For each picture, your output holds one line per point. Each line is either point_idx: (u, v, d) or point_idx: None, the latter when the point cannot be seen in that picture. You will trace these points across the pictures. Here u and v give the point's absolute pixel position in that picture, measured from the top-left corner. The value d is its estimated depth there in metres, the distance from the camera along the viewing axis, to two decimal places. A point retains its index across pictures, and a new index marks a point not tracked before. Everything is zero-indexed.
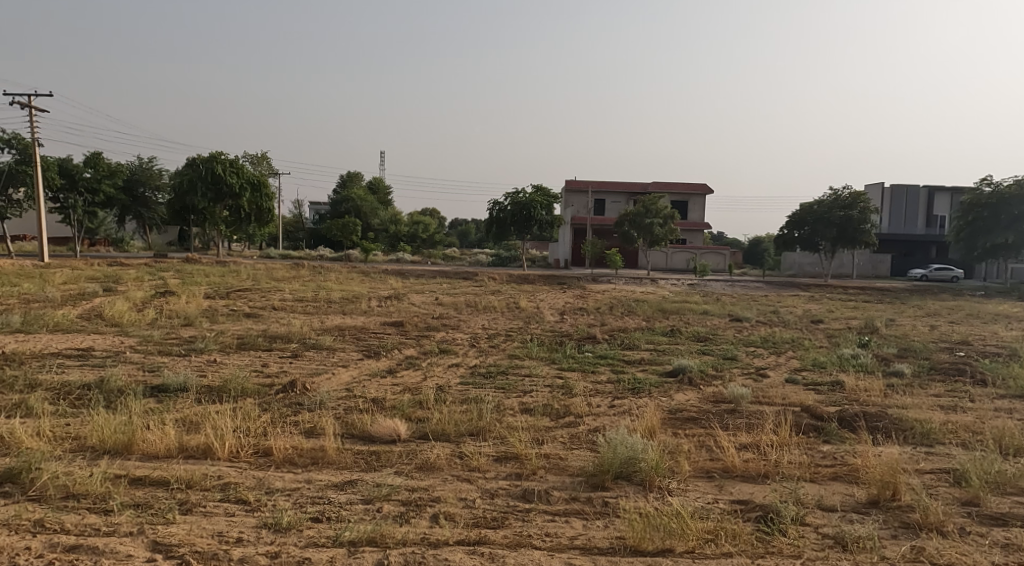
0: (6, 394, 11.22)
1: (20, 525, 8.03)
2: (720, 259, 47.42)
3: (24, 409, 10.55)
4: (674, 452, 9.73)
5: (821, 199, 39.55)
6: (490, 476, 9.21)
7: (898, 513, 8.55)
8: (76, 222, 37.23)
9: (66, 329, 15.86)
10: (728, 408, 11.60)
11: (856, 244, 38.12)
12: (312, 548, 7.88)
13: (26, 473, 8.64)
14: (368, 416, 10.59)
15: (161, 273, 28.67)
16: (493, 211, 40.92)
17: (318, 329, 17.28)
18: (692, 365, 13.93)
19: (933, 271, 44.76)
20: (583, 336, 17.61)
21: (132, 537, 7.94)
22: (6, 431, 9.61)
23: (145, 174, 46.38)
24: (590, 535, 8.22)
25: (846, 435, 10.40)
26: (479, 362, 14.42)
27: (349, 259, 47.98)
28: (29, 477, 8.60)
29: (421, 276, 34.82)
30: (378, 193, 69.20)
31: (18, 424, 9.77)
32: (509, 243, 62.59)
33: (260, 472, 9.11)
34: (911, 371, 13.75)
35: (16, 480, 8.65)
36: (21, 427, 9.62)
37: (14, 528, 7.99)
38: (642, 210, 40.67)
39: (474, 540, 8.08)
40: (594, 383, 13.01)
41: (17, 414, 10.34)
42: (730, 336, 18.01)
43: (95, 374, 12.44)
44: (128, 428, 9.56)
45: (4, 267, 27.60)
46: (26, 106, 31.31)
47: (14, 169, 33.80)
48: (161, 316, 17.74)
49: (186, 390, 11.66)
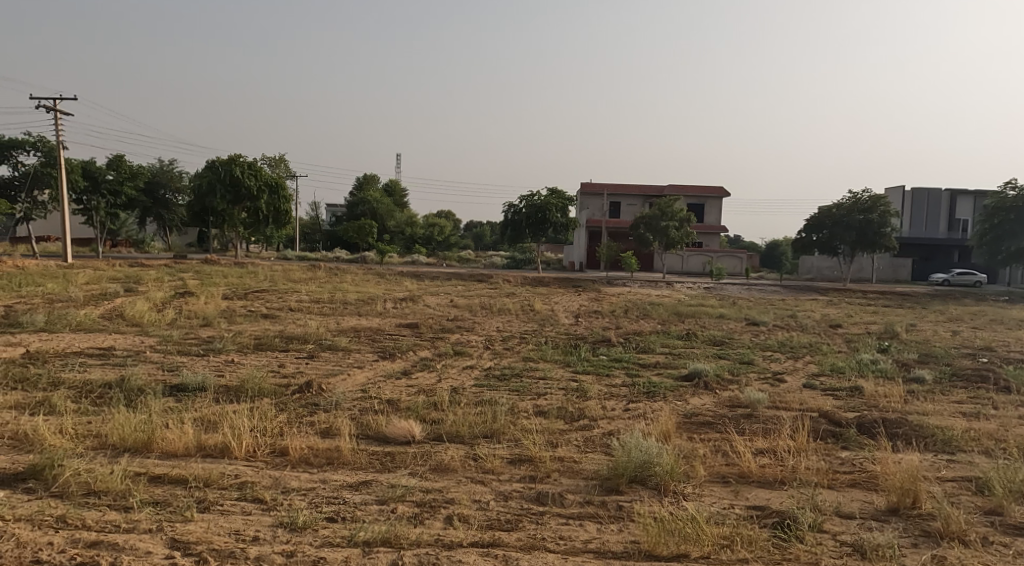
0: (28, 392, 11.30)
1: (43, 520, 8.06)
2: (736, 262, 47.29)
3: (46, 408, 10.59)
4: (689, 456, 9.67)
5: (840, 202, 39.17)
6: (503, 478, 9.17)
7: (919, 521, 8.44)
8: (98, 223, 37.57)
9: (87, 329, 15.91)
10: (745, 412, 11.50)
11: (876, 248, 37.75)
12: (327, 547, 7.86)
13: (49, 470, 8.67)
14: (384, 417, 10.61)
15: (180, 273, 29.14)
16: (508, 214, 40.97)
17: (334, 330, 17.37)
18: (708, 369, 13.81)
19: (954, 275, 44.39)
20: (597, 339, 17.57)
21: (151, 534, 7.95)
22: (31, 428, 9.69)
23: (165, 176, 46.90)
24: (604, 538, 8.16)
25: (865, 442, 10.28)
26: (493, 364, 14.43)
27: (364, 261, 48.30)
28: (52, 473, 8.64)
29: (437, 278, 35.07)
30: (394, 196, 69.63)
31: (41, 422, 9.84)
32: (524, 245, 62.76)
33: (276, 471, 9.10)
34: (932, 377, 13.57)
35: (40, 476, 8.69)
36: (44, 425, 9.69)
37: (38, 523, 8.03)
38: (658, 213, 40.48)
39: (488, 542, 8.04)
40: (609, 386, 12.94)
41: (41, 412, 10.40)
42: (746, 340, 17.94)
43: (117, 374, 12.47)
44: (148, 427, 9.60)
45: (28, 266, 27.99)
46: (51, 110, 31.66)
47: (39, 172, 34.11)
48: (180, 316, 17.83)
49: (204, 389, 11.69)
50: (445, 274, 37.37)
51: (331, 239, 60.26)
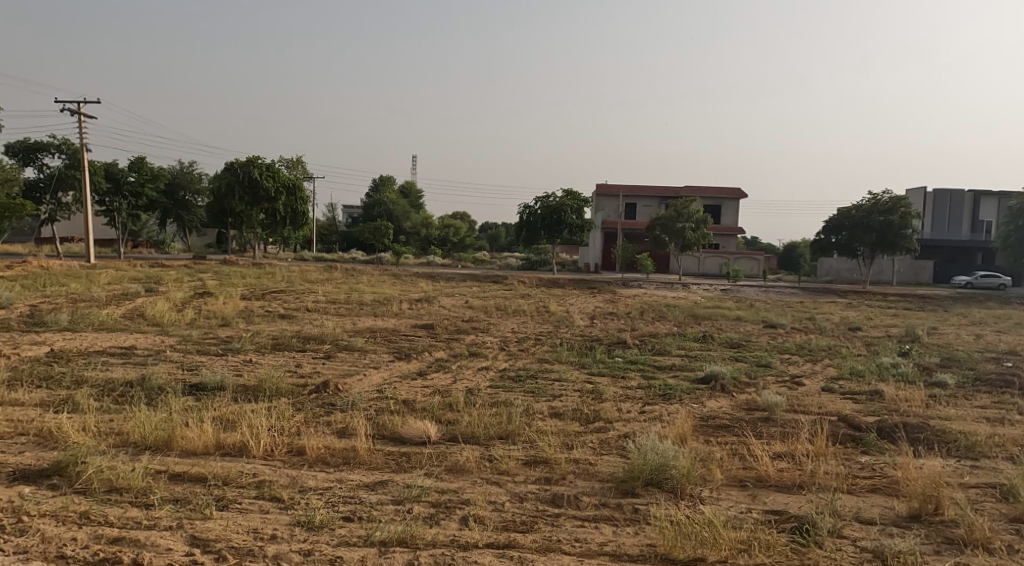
0: (52, 390, 11.34)
1: (67, 516, 8.07)
2: (753, 264, 47.01)
3: (70, 406, 10.63)
4: (705, 459, 9.57)
5: (860, 203, 38.79)
6: (519, 479, 9.10)
7: (942, 528, 8.31)
8: (120, 224, 37.83)
9: (109, 329, 15.98)
10: (762, 416, 11.37)
11: (897, 250, 37.42)
12: (344, 547, 7.83)
13: (72, 467, 8.69)
14: (399, 417, 10.57)
15: (199, 273, 29.45)
16: (524, 215, 40.92)
17: (351, 331, 17.38)
18: (725, 372, 13.67)
19: (978, 278, 43.99)
20: (613, 341, 17.47)
21: (172, 531, 7.93)
22: (55, 426, 9.73)
23: (186, 178, 47.18)
24: (620, 541, 8.08)
25: (885, 446, 10.14)
26: (508, 365, 14.35)
27: (381, 262, 48.37)
28: (75, 470, 8.66)
29: (452, 279, 35.02)
30: (410, 198, 69.72)
31: (65, 419, 9.88)
32: (540, 247, 62.60)
33: (293, 471, 9.07)
34: (955, 382, 13.38)
35: (63, 473, 8.71)
36: (68, 423, 9.72)
37: (62, 519, 8.03)
38: (675, 214, 40.29)
39: (503, 543, 7.98)
40: (625, 388, 12.86)
41: (65, 409, 10.44)
42: (764, 343, 17.78)
43: (138, 373, 12.50)
44: (169, 425, 9.61)
45: (52, 266, 28.24)
46: (76, 114, 31.93)
47: (63, 174, 34.43)
48: (200, 316, 17.88)
49: (223, 389, 11.69)
50: (461, 275, 37.32)
51: (347, 240, 60.43)
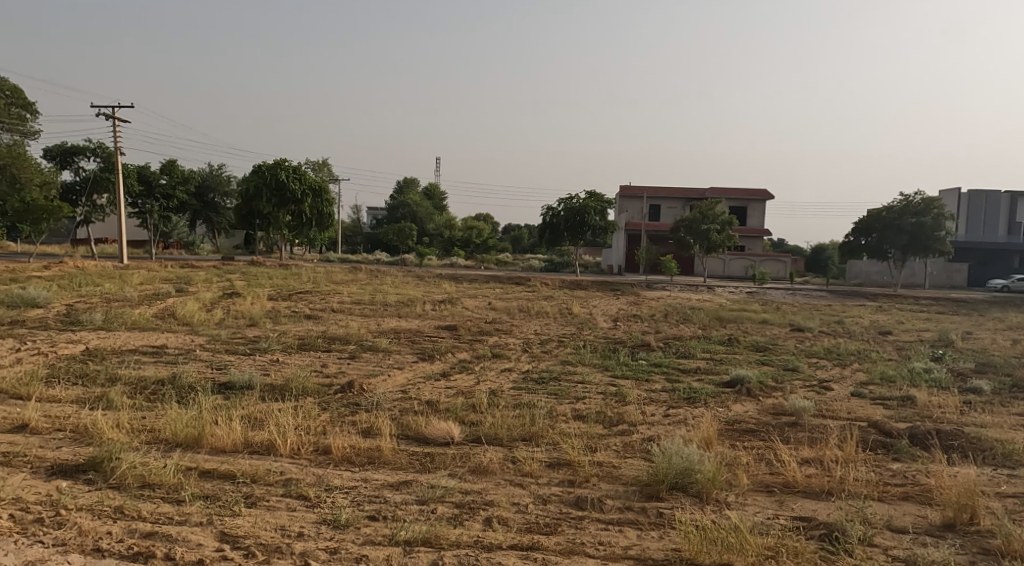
0: (87, 387, 11.43)
1: (102, 510, 8.11)
2: (779, 267, 46.53)
3: (104, 402, 10.71)
4: (732, 464, 9.44)
5: (891, 205, 38.32)
6: (542, 482, 9.03)
7: (977, 538, 8.13)
8: (152, 226, 38.26)
9: (141, 327, 16.13)
10: (790, 421, 11.22)
11: (928, 253, 36.87)
12: (369, 546, 7.79)
13: (107, 462, 8.74)
14: (423, 418, 10.53)
15: (227, 274, 29.77)
16: (547, 216, 40.82)
17: (375, 331, 17.41)
18: (752, 375, 13.51)
19: (1013, 282, 43.27)
20: (637, 344, 17.33)
21: (202, 527, 7.94)
22: (90, 422, 9.80)
23: (216, 180, 47.72)
24: (645, 545, 7.99)
25: (917, 454, 9.95)
26: (532, 367, 14.29)
27: (404, 263, 48.53)
28: (109, 465, 8.70)
29: (476, 280, 35.05)
30: (433, 200, 70.04)
31: (100, 415, 9.96)
32: (562, 249, 62.54)
33: (319, 469, 9.07)
34: (991, 388, 13.10)
35: (98, 468, 8.76)
36: (102, 419, 9.79)
37: (97, 513, 8.07)
38: (699, 216, 39.98)
39: (528, 545, 7.91)
40: (649, 391, 12.73)
41: (99, 406, 10.53)
42: (790, 346, 17.58)
43: (169, 371, 12.59)
44: (199, 423, 9.65)
45: (86, 266, 28.70)
46: (111, 118, 32.28)
47: (98, 177, 34.89)
48: (228, 316, 17.99)
49: (250, 388, 11.72)
50: (485, 277, 37.33)
51: (371, 241, 60.73)
